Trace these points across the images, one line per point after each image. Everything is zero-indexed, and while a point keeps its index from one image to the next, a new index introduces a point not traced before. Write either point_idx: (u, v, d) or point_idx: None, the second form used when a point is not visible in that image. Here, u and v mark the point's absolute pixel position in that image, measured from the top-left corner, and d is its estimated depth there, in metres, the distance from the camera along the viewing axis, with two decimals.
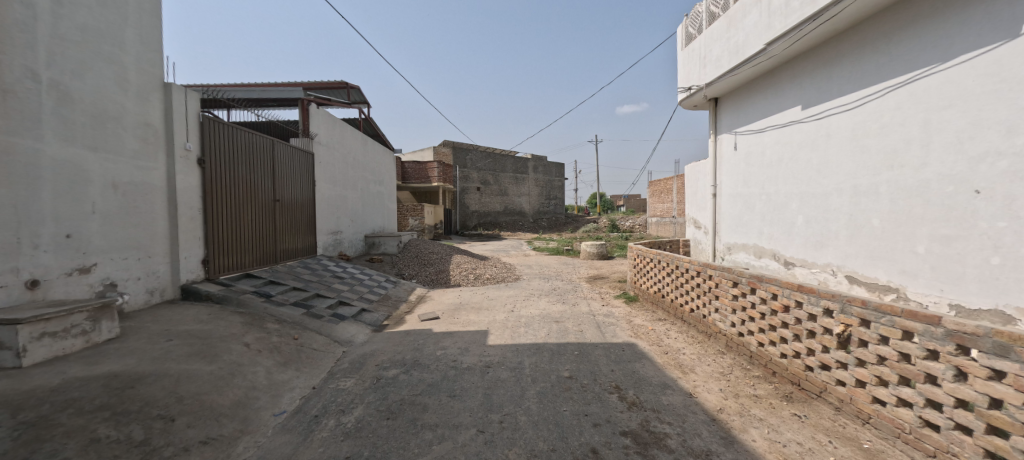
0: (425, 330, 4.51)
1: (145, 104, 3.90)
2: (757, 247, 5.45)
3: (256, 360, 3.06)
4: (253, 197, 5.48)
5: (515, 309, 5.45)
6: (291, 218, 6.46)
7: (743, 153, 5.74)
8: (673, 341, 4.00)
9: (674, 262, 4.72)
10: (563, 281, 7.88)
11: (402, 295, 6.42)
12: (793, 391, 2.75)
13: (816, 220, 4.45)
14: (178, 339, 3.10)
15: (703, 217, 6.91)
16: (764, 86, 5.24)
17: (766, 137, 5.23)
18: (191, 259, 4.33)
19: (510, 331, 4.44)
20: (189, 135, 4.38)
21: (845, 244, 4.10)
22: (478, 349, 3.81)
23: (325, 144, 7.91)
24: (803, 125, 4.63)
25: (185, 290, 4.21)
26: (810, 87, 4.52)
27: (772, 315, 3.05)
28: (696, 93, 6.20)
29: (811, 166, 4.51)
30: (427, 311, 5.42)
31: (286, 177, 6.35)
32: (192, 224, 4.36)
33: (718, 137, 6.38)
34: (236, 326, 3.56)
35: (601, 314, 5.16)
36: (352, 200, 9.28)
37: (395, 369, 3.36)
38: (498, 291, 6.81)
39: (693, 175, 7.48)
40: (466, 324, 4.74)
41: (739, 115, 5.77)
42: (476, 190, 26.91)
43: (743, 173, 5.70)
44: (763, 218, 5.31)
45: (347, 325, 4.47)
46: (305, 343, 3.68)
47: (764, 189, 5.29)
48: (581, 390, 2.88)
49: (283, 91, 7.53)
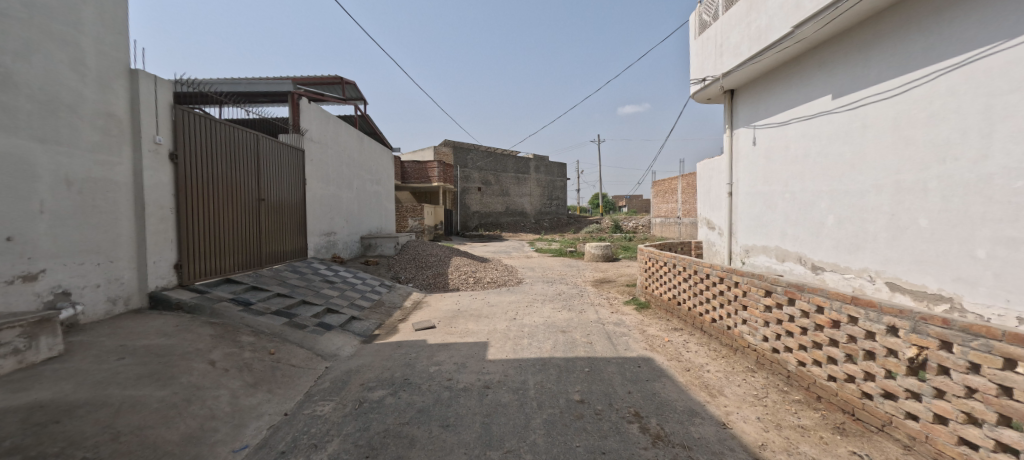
0: (418, 341, 4.09)
1: (106, 92, 3.51)
2: (780, 249, 5.02)
3: (220, 382, 2.66)
4: (234, 196, 5.08)
5: (517, 317, 5.03)
6: (278, 219, 6.06)
7: (763, 148, 5.32)
8: (694, 355, 3.57)
9: (691, 266, 4.30)
10: (568, 284, 7.46)
11: (397, 301, 6.01)
12: (845, 422, 2.33)
13: (850, 220, 4.03)
14: (131, 357, 2.70)
15: (717, 217, 6.48)
16: (788, 75, 4.83)
17: (790, 130, 4.82)
18: (161, 263, 3.94)
19: (512, 342, 4.03)
20: (159, 128, 3.99)
21: (886, 248, 3.67)
22: (477, 365, 3.39)
23: (318, 142, 7.53)
24: (834, 116, 4.20)
25: (154, 297, 3.81)
26: (844, 74, 4.10)
27: (815, 330, 2.64)
28: (711, 84, 5.78)
29: (843, 160, 4.09)
30: (422, 319, 5.02)
31: (272, 176, 5.96)
32: (162, 225, 3.97)
33: (734, 131, 5.95)
34: (204, 340, 3.16)
35: (611, 323, 4.74)
36: (346, 199, 8.88)
37: (382, 390, 2.95)
38: (499, 296, 6.39)
39: (706, 173, 7.05)
40: (464, 334, 4.33)
41: (759, 107, 5.35)
42: (476, 190, 26.49)
43: (764, 170, 5.28)
44: (786, 218, 4.90)
45: (334, 335, 4.06)
46: (282, 358, 3.27)
47: (788, 187, 4.86)
48: (596, 419, 2.46)
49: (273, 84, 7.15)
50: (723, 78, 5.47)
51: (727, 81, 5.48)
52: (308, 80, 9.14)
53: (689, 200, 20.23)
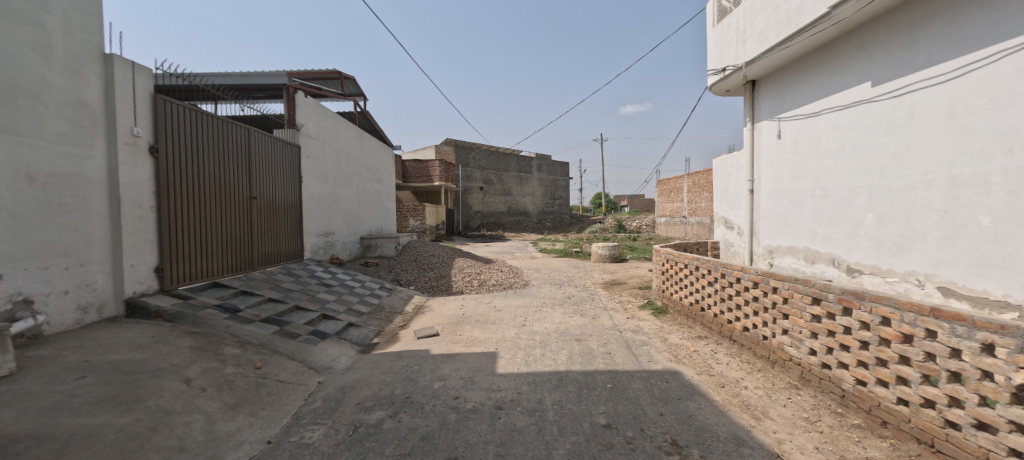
0: (420, 352, 3.74)
1: (76, 78, 3.17)
2: (810, 251, 4.66)
3: (194, 405, 2.32)
4: (223, 194, 4.75)
5: (527, 323, 4.68)
6: (271, 219, 5.72)
7: (789, 142, 4.97)
8: (727, 368, 3.22)
9: (718, 269, 3.95)
10: (576, 287, 7.10)
11: (398, 306, 5.67)
12: (923, 454, 1.99)
13: (894, 218, 3.67)
14: (93, 376, 2.36)
15: (737, 216, 6.11)
16: (819, 63, 4.48)
17: (821, 121, 4.46)
18: (140, 266, 3.60)
19: (523, 352, 3.68)
20: (138, 119, 3.65)
21: (938, 249, 3.32)
22: (486, 380, 3.04)
23: (316, 138, 7.20)
24: (873, 105, 3.85)
25: (131, 304, 3.48)
26: (886, 59, 3.74)
27: (880, 345, 2.28)
28: (732, 74, 5.43)
29: (885, 153, 3.73)
30: (424, 326, 4.67)
31: (266, 173, 5.64)
32: (141, 225, 3.64)
33: (756, 125, 5.60)
34: (182, 355, 2.82)
35: (628, 330, 4.37)
36: (345, 198, 8.53)
37: (380, 412, 2.60)
38: (505, 300, 6.04)
39: (723, 170, 6.69)
40: (470, 343, 3.98)
41: (785, 97, 5.00)
42: (478, 190, 26.12)
43: (790, 165, 4.93)
44: (816, 216, 4.54)
45: (329, 345, 3.72)
46: (269, 374, 2.93)
47: (818, 183, 4.51)
48: (628, 449, 2.12)
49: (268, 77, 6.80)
50: (746, 67, 5.13)
51: (750, 70, 5.13)
52: (307, 75, 8.77)
53: (695, 199, 19.89)
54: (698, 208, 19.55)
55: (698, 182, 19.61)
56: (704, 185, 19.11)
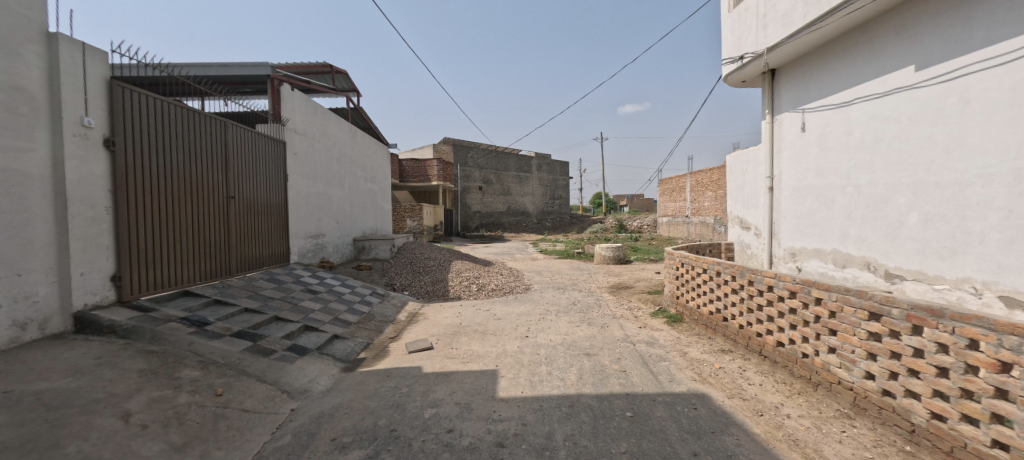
0: (411, 370, 3.32)
1: (13, 59, 2.73)
2: (840, 253, 4.25)
3: (129, 449, 1.90)
4: (195, 192, 4.31)
5: (529, 334, 4.25)
6: (253, 220, 5.29)
7: (815, 135, 4.56)
8: (762, 391, 2.80)
9: (744, 276, 3.53)
10: (581, 291, 6.67)
11: (389, 314, 5.23)
12: None
13: (943, 218, 3.28)
14: (6, 413, 1.93)
15: (754, 216, 5.70)
16: (853, 47, 4.07)
17: (855, 111, 4.06)
18: (93, 275, 3.16)
19: (527, 370, 3.26)
20: (91, 108, 3.22)
21: (999, 253, 2.92)
22: (484, 408, 2.62)
23: (303, 134, 6.76)
24: (918, 92, 3.45)
25: (81, 319, 3.02)
26: (934, 39, 3.34)
27: (966, 374, 1.88)
28: (750, 63, 5.03)
29: (935, 145, 3.32)
30: (417, 338, 4.23)
31: (245, 171, 5.20)
32: (96, 228, 3.20)
33: (776, 117, 5.20)
34: (126, 382, 2.38)
35: (642, 342, 3.95)
36: (337, 198, 8.10)
37: (359, 450, 2.18)
38: (505, 306, 5.61)
39: (737, 166, 6.26)
40: (466, 359, 3.54)
41: (811, 86, 4.60)
42: (477, 189, 25.69)
43: (817, 160, 4.52)
44: (848, 216, 4.13)
45: (307, 363, 3.28)
46: (231, 402, 2.50)
47: (851, 179, 4.10)
48: None
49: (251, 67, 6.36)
50: (768, 53, 4.72)
51: (772, 56, 4.72)
52: (295, 68, 8.34)
53: (698, 199, 19.48)
54: (701, 207, 19.16)
55: (701, 181, 19.21)
56: (707, 184, 18.73)
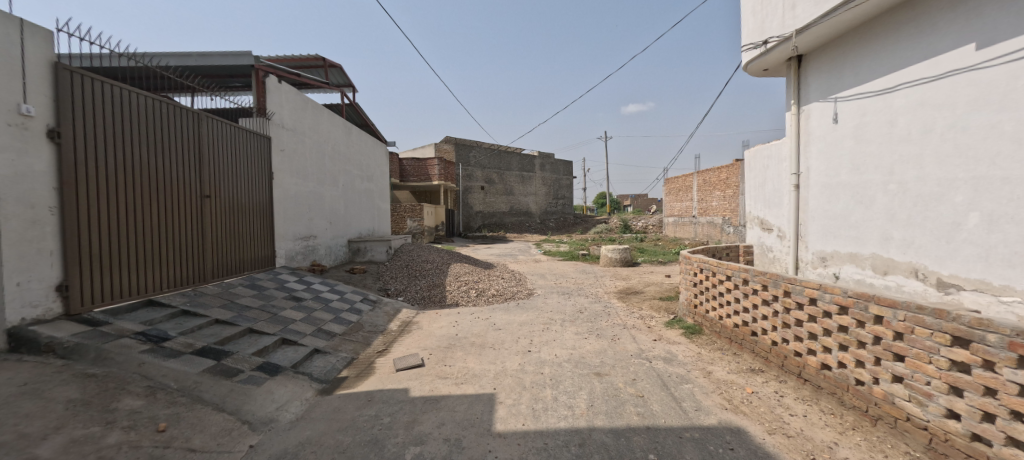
0: (395, 393, 2.90)
1: None
2: (882, 259, 3.79)
3: None
4: (163, 190, 3.92)
5: (532, 348, 3.81)
6: (232, 221, 4.90)
7: (850, 126, 4.10)
8: (809, 425, 2.35)
9: (779, 285, 3.08)
10: (588, 297, 6.22)
11: (380, 323, 4.81)
12: None
13: (1013, 219, 2.82)
14: None
15: (778, 216, 5.23)
16: (897, 26, 3.62)
17: (900, 98, 3.59)
18: (34, 285, 2.75)
19: (529, 394, 2.83)
20: (31, 94, 2.81)
21: None
22: (477, 446, 2.19)
23: (292, 129, 6.36)
24: (982, 73, 2.98)
25: (16, 336, 2.60)
26: (1002, 12, 2.88)
27: None
28: (776, 47, 4.58)
29: (1006, 133, 2.85)
30: (407, 353, 3.80)
31: (223, 168, 4.80)
32: (37, 230, 2.80)
33: (803, 108, 4.73)
34: (46, 418, 1.96)
35: (659, 358, 3.50)
36: (330, 198, 7.70)
37: None
38: (506, 314, 5.17)
39: (756, 162, 5.79)
40: (461, 380, 3.10)
41: (846, 72, 4.14)
42: (478, 189, 25.29)
43: (852, 154, 4.06)
44: (892, 217, 3.67)
45: (277, 385, 2.86)
46: (175, 439, 2.09)
47: (895, 175, 3.64)
48: None
49: (229, 57, 5.87)
50: (797, 36, 4.26)
51: (802, 39, 4.26)
52: (287, 61, 7.95)
53: (705, 198, 18.92)
54: (709, 207, 18.59)
55: (708, 180, 18.68)
56: (715, 183, 18.20)
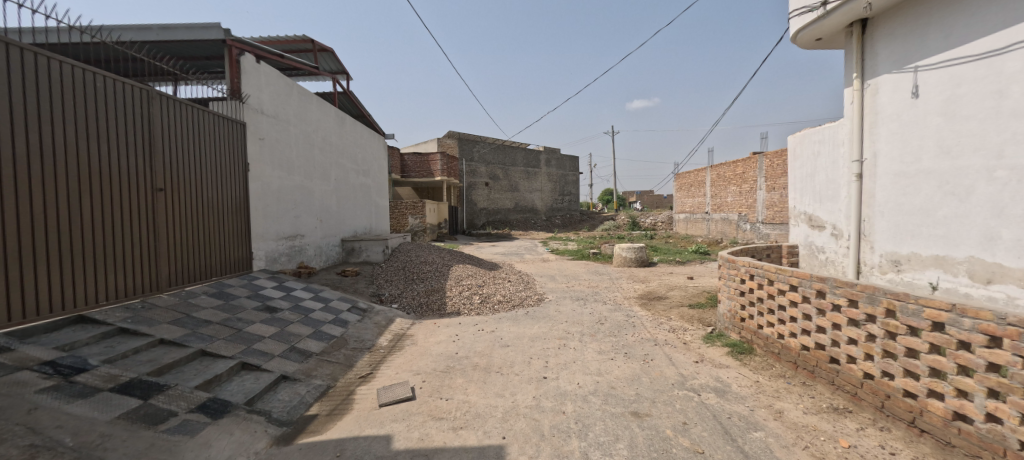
0: (373, 444, 2.20)
1: None
2: (983, 263, 3.06)
3: None
4: (104, 183, 3.23)
5: (548, 374, 3.11)
6: (193, 219, 4.22)
7: (936, 101, 3.34)
8: None
9: (877, 302, 2.34)
10: (606, 304, 5.50)
11: (368, 338, 4.13)
12: None
13: None
14: None
15: (834, 212, 4.47)
16: None
17: (1013, 62, 2.82)
18: None
19: (552, 447, 2.12)
20: None
21: None
22: None
23: (272, 116, 5.67)
24: None
25: None
26: None
27: None
28: (840, 8, 3.84)
29: None
30: (396, 379, 3.12)
31: (182, 157, 4.12)
32: None
33: (870, 82, 3.96)
34: None
35: (709, 391, 2.78)
36: (320, 193, 7.03)
37: None
38: (514, 327, 4.48)
39: (803, 150, 5.02)
40: (460, 424, 2.40)
41: (933, 34, 3.36)
42: (482, 185, 24.58)
43: (940, 135, 3.30)
44: (998, 211, 2.93)
45: (218, 434, 2.18)
46: None
47: (1005, 158, 2.88)
48: None
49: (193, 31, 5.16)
50: None
51: None
52: (273, 43, 7.30)
53: (719, 194, 18.06)
54: (723, 203, 17.71)
55: (722, 175, 17.78)
56: (729, 178, 17.31)
